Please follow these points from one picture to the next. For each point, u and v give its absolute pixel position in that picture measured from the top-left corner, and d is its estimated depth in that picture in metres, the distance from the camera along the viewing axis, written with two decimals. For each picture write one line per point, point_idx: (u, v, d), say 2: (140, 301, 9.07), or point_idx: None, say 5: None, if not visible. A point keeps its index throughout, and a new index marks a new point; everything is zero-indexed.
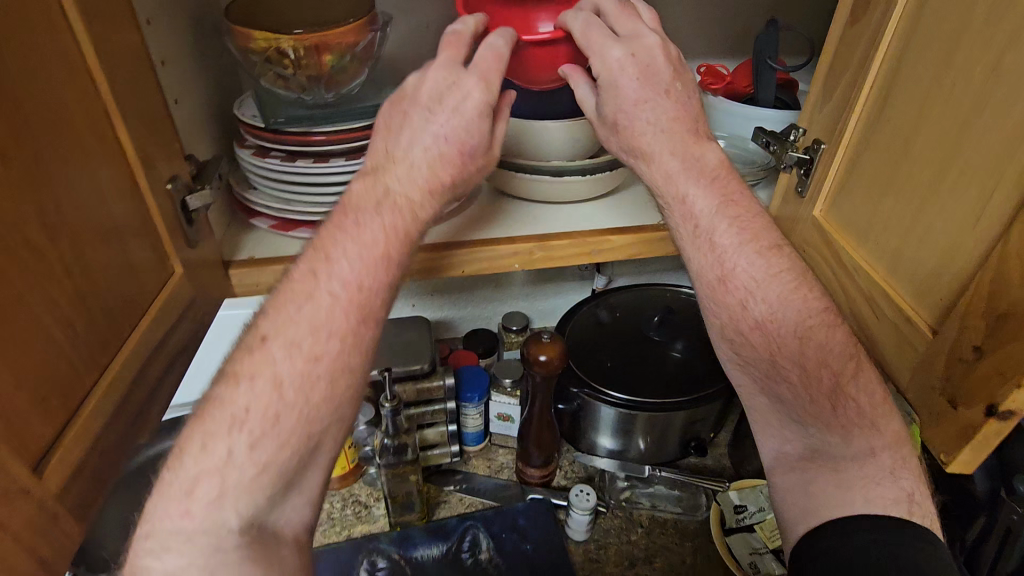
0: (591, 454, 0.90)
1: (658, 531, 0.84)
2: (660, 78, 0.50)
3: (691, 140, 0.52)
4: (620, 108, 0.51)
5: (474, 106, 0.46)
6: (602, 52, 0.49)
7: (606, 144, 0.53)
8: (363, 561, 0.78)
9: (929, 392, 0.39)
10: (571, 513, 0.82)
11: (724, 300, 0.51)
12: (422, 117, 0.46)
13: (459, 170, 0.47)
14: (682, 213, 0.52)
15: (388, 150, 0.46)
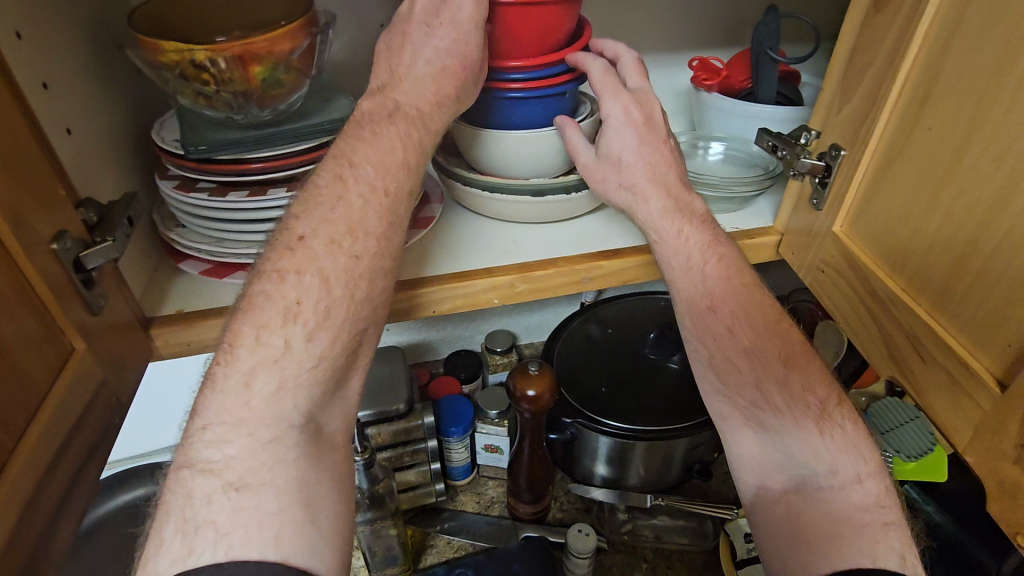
0: (586, 484, 0.82)
1: (664, 565, 0.78)
2: (660, 132, 0.51)
3: (675, 184, 0.51)
4: (624, 151, 0.50)
5: (471, 14, 0.43)
6: (615, 97, 0.50)
7: (602, 183, 0.51)
8: None
9: (996, 457, 0.34)
10: (571, 556, 0.75)
11: (711, 330, 0.48)
12: (421, 34, 0.44)
13: (462, 82, 0.45)
14: (676, 246, 0.49)
15: (392, 69, 0.45)
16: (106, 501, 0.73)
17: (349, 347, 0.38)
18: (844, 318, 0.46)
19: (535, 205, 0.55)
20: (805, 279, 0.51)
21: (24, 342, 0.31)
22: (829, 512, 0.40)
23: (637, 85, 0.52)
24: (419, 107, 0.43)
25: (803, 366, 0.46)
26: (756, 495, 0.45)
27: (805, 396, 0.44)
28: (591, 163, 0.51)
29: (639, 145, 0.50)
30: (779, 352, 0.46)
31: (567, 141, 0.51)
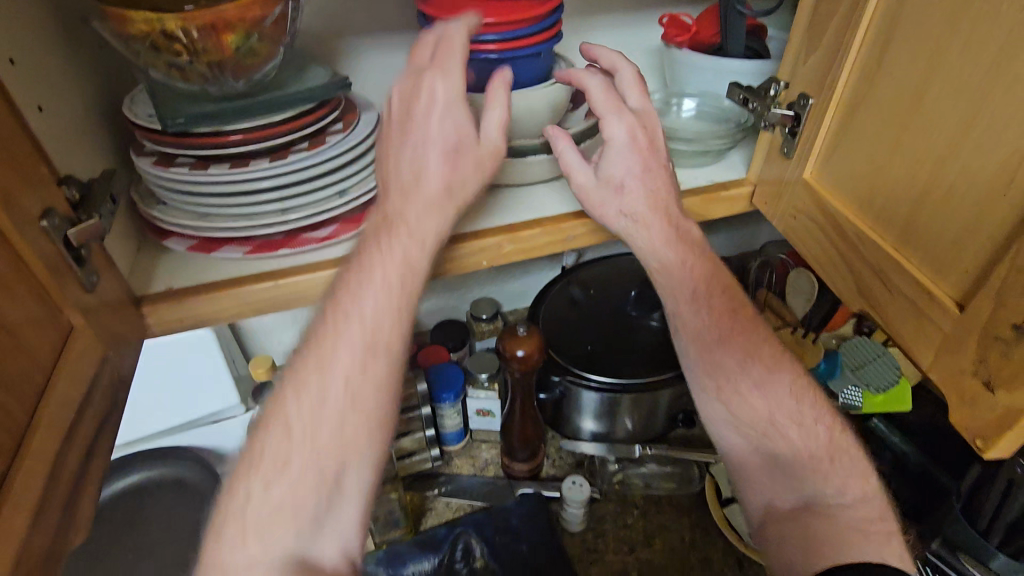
0: (576, 440, 0.85)
1: (654, 509, 0.82)
2: (661, 157, 0.52)
3: (675, 212, 0.53)
4: (618, 174, 0.51)
5: (442, 102, 0.45)
6: (615, 117, 0.50)
7: (603, 208, 0.51)
8: None
9: (957, 374, 0.37)
10: (566, 507, 0.78)
11: (716, 370, 0.54)
12: (399, 138, 0.46)
13: (451, 170, 0.46)
14: (692, 297, 0.54)
15: (386, 180, 0.46)
16: (114, 482, 0.79)
17: (320, 487, 0.39)
18: (816, 260, 0.49)
19: (516, 166, 0.56)
20: (778, 226, 0.54)
21: (24, 321, 0.31)
22: (837, 529, 0.49)
23: (637, 102, 0.52)
24: (406, 220, 0.45)
25: (809, 401, 0.53)
26: (765, 514, 0.53)
27: (806, 438, 0.52)
28: (592, 187, 0.51)
29: (638, 172, 0.51)
30: (792, 389, 0.53)
31: (562, 156, 0.52)
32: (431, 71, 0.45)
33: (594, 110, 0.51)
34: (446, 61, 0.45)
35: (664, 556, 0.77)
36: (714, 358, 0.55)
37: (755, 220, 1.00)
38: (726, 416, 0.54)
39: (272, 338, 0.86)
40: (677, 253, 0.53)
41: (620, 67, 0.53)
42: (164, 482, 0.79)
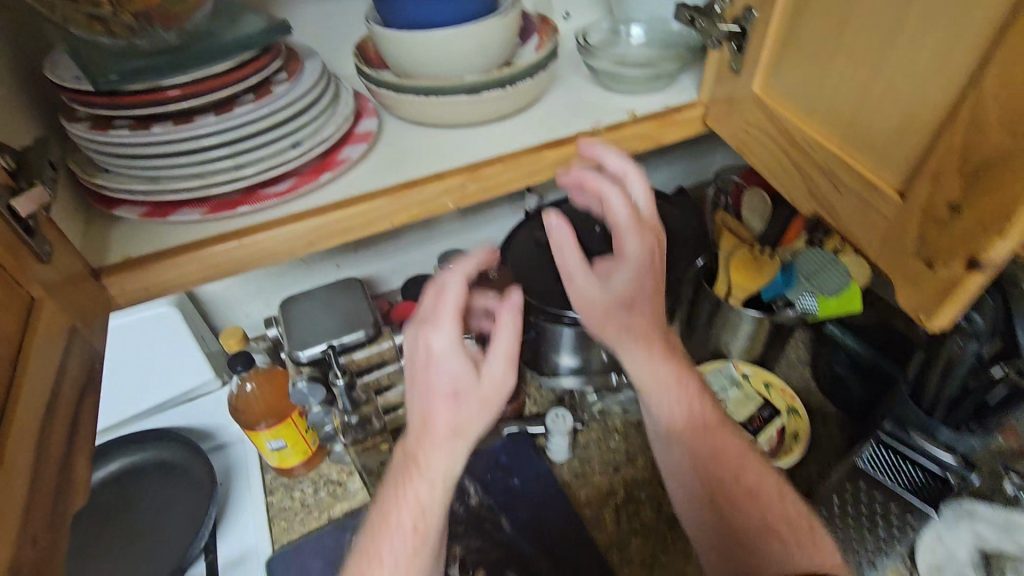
0: (555, 377, 0.88)
1: (634, 431, 0.86)
2: (657, 318, 0.53)
3: (669, 370, 0.55)
4: (629, 290, 0.49)
5: (448, 376, 0.42)
6: (633, 235, 0.48)
7: (614, 334, 0.52)
8: (351, 540, 0.75)
9: (903, 257, 0.39)
10: (551, 439, 0.80)
11: (700, 478, 0.56)
12: (415, 424, 0.43)
13: (455, 413, 0.41)
14: (688, 428, 0.57)
15: (407, 448, 0.44)
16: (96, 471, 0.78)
17: None
18: (768, 172, 0.51)
19: (471, 105, 0.54)
20: (732, 144, 0.55)
21: None
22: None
23: (644, 199, 0.50)
24: (425, 475, 0.42)
25: (784, 498, 0.56)
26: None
27: (781, 519, 0.54)
28: (607, 317, 0.50)
29: (646, 349, 0.53)
30: (777, 500, 0.55)
31: (575, 282, 0.49)
32: (426, 324, 0.43)
33: (617, 238, 0.49)
34: (440, 316, 0.42)
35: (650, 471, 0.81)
36: (697, 455, 0.56)
37: (708, 148, 1.02)
38: (684, 486, 0.58)
39: (237, 310, 0.85)
40: (657, 375, 0.55)
41: (632, 179, 0.50)
42: (149, 464, 0.79)
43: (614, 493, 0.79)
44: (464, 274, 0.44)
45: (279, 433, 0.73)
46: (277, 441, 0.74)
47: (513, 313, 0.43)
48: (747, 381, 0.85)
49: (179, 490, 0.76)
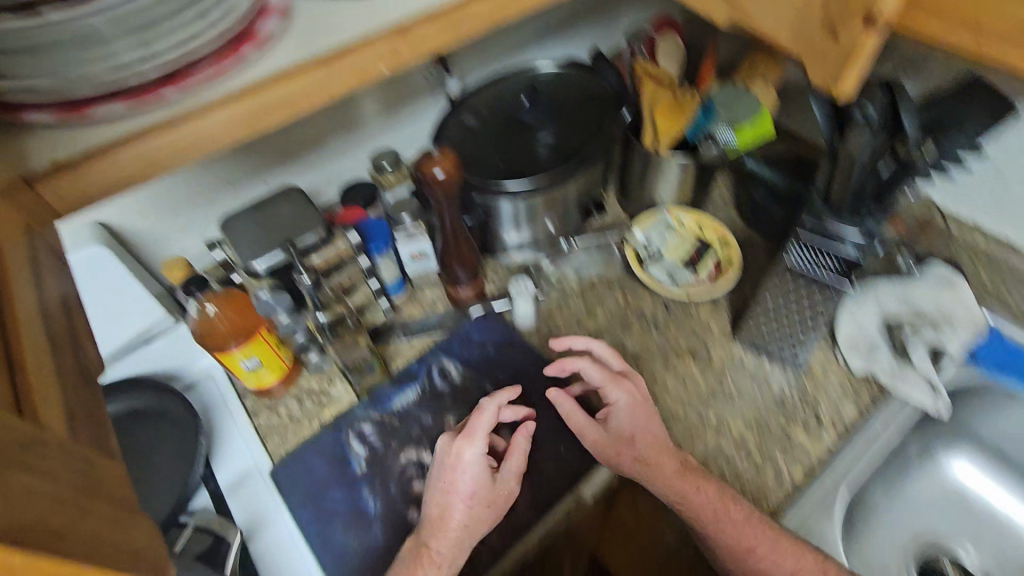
0: (507, 253, 0.93)
1: (590, 289, 0.92)
2: (658, 439, 0.69)
3: (689, 479, 0.66)
4: (626, 429, 0.69)
5: (469, 480, 0.64)
6: (612, 389, 0.71)
7: (622, 455, 0.68)
8: (349, 438, 0.76)
9: (807, 35, 0.45)
10: (516, 306, 0.86)
11: (733, 539, 0.65)
12: (441, 490, 0.65)
13: (466, 508, 0.63)
14: (721, 530, 0.65)
15: (436, 507, 0.65)
16: None
17: None
18: None
19: None
20: None
21: None
22: None
23: (645, 422, 0.70)
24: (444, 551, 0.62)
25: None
26: None
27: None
28: (606, 440, 0.69)
29: (635, 439, 0.69)
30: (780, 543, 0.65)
31: (572, 418, 0.71)
32: (463, 438, 0.65)
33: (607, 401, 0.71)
34: (474, 433, 0.65)
35: (610, 320, 0.88)
36: (705, 521, 0.65)
37: (616, 10, 1.03)
38: None
39: (171, 245, 0.82)
40: (662, 478, 0.66)
41: (625, 384, 0.71)
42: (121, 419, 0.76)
43: None
44: (498, 404, 0.67)
45: (252, 351, 0.72)
46: (250, 360, 0.73)
47: (523, 438, 0.67)
48: (683, 226, 0.93)
49: (162, 431, 0.75)
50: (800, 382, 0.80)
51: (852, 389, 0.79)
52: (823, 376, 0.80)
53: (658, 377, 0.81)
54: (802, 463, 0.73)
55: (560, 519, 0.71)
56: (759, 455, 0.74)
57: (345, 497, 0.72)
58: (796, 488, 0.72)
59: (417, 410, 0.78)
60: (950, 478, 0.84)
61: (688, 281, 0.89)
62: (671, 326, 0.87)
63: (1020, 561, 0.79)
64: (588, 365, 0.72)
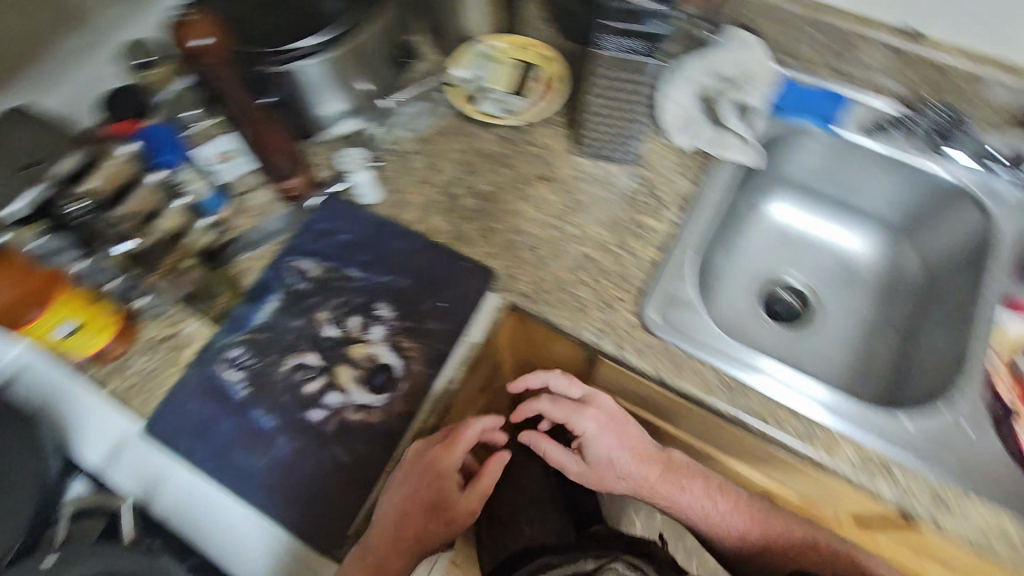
0: (328, 128, 0.84)
1: (428, 145, 0.87)
2: (628, 437, 0.81)
3: (662, 477, 0.82)
4: (602, 454, 0.82)
5: (430, 494, 0.62)
6: (578, 418, 0.80)
7: (605, 468, 0.82)
8: (222, 371, 0.69)
9: None
10: (354, 177, 0.81)
11: (694, 506, 0.83)
12: (390, 495, 0.62)
13: (418, 527, 0.62)
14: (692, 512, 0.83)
15: (385, 515, 0.62)
16: None
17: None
18: None
19: None
20: None
21: None
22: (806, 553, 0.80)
23: (614, 441, 0.81)
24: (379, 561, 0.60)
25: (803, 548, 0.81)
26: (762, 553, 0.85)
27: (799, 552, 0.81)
28: (586, 468, 0.84)
29: (621, 459, 0.82)
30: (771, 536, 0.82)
31: (552, 454, 0.84)
32: (441, 444, 0.64)
33: (570, 423, 0.81)
34: (458, 441, 0.64)
35: (456, 169, 0.85)
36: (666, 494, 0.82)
37: None
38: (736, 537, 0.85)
39: None
40: (628, 471, 0.82)
41: (592, 409, 0.80)
42: None
43: (434, 201, 0.82)
44: (485, 422, 0.65)
45: (62, 315, 0.62)
46: (65, 326, 0.63)
47: (501, 465, 0.65)
48: (501, 53, 0.91)
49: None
50: (641, 174, 0.85)
51: (683, 165, 0.86)
52: (656, 161, 0.86)
53: (517, 210, 0.82)
54: (655, 243, 0.80)
55: (460, 365, 0.71)
56: (619, 248, 0.79)
57: (236, 424, 0.66)
58: (656, 264, 0.78)
59: (281, 319, 0.71)
60: (774, 219, 0.98)
61: (522, 108, 0.88)
62: (517, 157, 0.86)
63: (827, 267, 0.97)
64: (550, 406, 0.80)
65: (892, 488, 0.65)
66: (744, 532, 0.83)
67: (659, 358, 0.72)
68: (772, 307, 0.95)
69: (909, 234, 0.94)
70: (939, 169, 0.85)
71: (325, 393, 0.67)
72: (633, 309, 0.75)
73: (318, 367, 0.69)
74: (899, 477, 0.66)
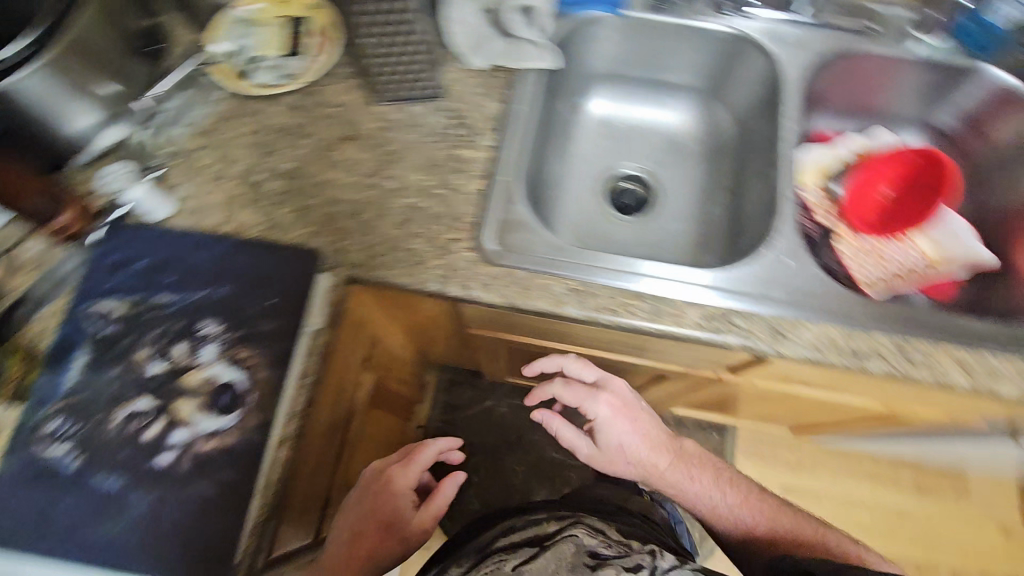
0: (87, 145, 0.71)
1: (211, 136, 0.78)
2: (637, 415, 0.89)
3: (665, 452, 0.90)
4: (615, 438, 0.88)
5: (387, 510, 0.75)
6: (592, 400, 0.87)
7: (609, 449, 0.88)
8: (45, 450, 0.62)
9: None
10: (128, 194, 0.70)
11: (678, 477, 0.90)
12: (359, 517, 0.76)
13: (369, 542, 0.73)
14: (684, 486, 0.90)
15: (348, 532, 0.74)
16: None
17: None
18: None
19: None
20: None
21: None
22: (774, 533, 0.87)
23: (628, 426, 0.88)
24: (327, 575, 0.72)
25: (797, 536, 0.87)
26: (735, 534, 0.89)
27: (796, 541, 0.86)
28: (592, 451, 0.89)
29: (628, 433, 0.88)
30: (777, 526, 0.88)
31: (559, 431, 0.89)
32: (402, 463, 0.79)
33: (583, 407, 0.88)
34: (413, 460, 0.78)
35: (250, 154, 0.77)
36: (660, 469, 0.89)
37: None
38: (718, 509, 0.90)
39: None
40: (637, 447, 0.88)
41: (604, 393, 0.87)
42: None
43: (236, 195, 0.75)
44: (438, 446, 0.80)
45: None
46: None
47: (453, 482, 0.77)
48: (262, 15, 0.82)
49: None
50: (448, 106, 0.81)
51: (488, 86, 0.83)
52: (459, 89, 0.82)
53: (328, 179, 0.76)
54: (478, 173, 0.78)
55: (310, 358, 0.67)
56: (443, 188, 0.76)
57: (78, 499, 0.60)
58: (483, 193, 0.76)
59: (95, 374, 0.64)
60: (595, 118, 1.01)
61: (303, 69, 0.81)
62: (314, 123, 0.79)
63: (656, 149, 1.01)
64: (563, 390, 0.86)
65: (738, 336, 0.70)
66: (751, 527, 0.88)
67: (506, 286, 0.72)
68: (618, 202, 0.97)
69: (715, 95, 0.99)
70: (715, 23, 0.89)
71: (167, 434, 0.62)
72: (470, 246, 0.73)
73: (152, 410, 0.63)
74: (741, 325, 0.71)
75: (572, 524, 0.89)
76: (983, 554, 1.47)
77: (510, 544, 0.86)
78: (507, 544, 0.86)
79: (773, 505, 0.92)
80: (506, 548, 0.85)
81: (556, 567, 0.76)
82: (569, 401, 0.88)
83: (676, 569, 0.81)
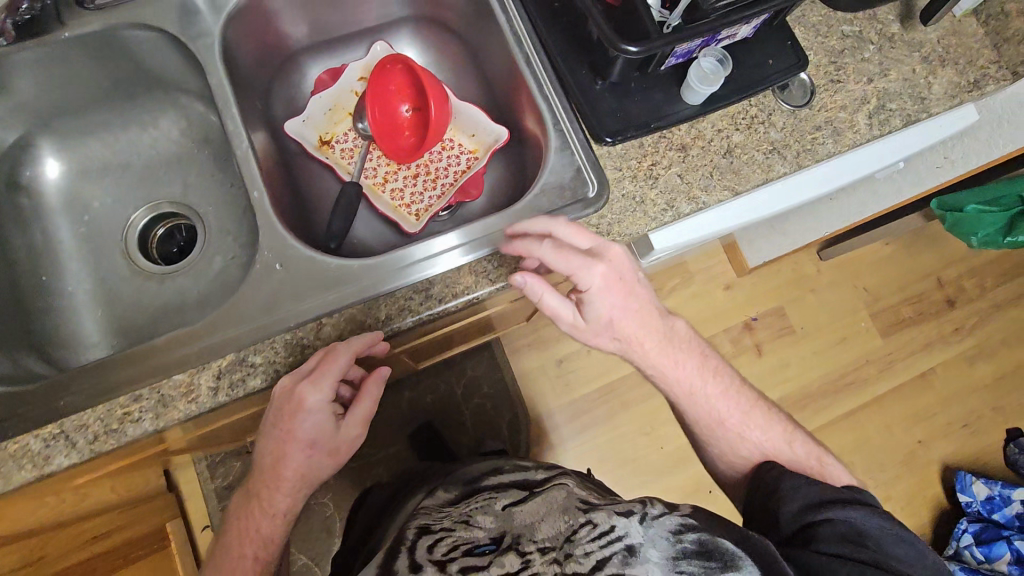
0: None
1: None
2: (639, 292, 0.67)
3: (654, 329, 0.70)
4: (608, 313, 0.66)
5: (306, 434, 0.62)
6: (587, 273, 0.62)
7: (595, 327, 0.67)
8: None
9: None
10: None
11: (660, 364, 0.72)
12: (278, 442, 0.63)
13: (296, 467, 0.63)
14: (659, 370, 0.73)
15: (274, 454, 0.64)
16: None
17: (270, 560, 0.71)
18: None
19: None
20: None
21: None
22: (734, 429, 0.78)
23: (620, 300, 0.65)
24: (275, 509, 0.66)
25: (768, 431, 0.79)
26: (697, 425, 0.79)
27: (762, 441, 0.79)
28: (574, 323, 0.67)
29: (626, 307, 0.66)
30: (749, 413, 0.79)
31: (540, 303, 0.65)
32: (305, 381, 0.61)
33: (569, 275, 0.63)
34: (320, 377, 0.60)
35: None
36: (641, 351, 0.70)
37: None
38: (688, 396, 0.76)
39: None
40: (634, 322, 0.67)
41: (602, 267, 0.63)
42: None
43: None
44: (347, 350, 0.62)
45: None
46: None
47: (371, 386, 0.66)
48: None
49: None
50: None
51: None
52: None
53: None
54: None
55: None
56: None
57: None
58: None
59: None
60: (68, 188, 0.83)
61: None
62: None
63: (161, 177, 0.86)
64: (558, 260, 0.62)
65: (258, 376, 0.64)
66: (724, 417, 0.78)
67: None
68: (172, 250, 0.84)
69: (172, 90, 0.82)
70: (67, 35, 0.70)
71: None
72: None
73: None
74: (260, 361, 0.64)
75: (561, 473, 0.83)
76: (719, 313, 1.71)
77: (498, 484, 0.81)
78: (499, 482, 0.81)
79: (750, 391, 0.82)
80: (498, 486, 0.80)
81: (545, 510, 0.68)
82: (560, 271, 0.63)
83: (669, 513, 0.62)
